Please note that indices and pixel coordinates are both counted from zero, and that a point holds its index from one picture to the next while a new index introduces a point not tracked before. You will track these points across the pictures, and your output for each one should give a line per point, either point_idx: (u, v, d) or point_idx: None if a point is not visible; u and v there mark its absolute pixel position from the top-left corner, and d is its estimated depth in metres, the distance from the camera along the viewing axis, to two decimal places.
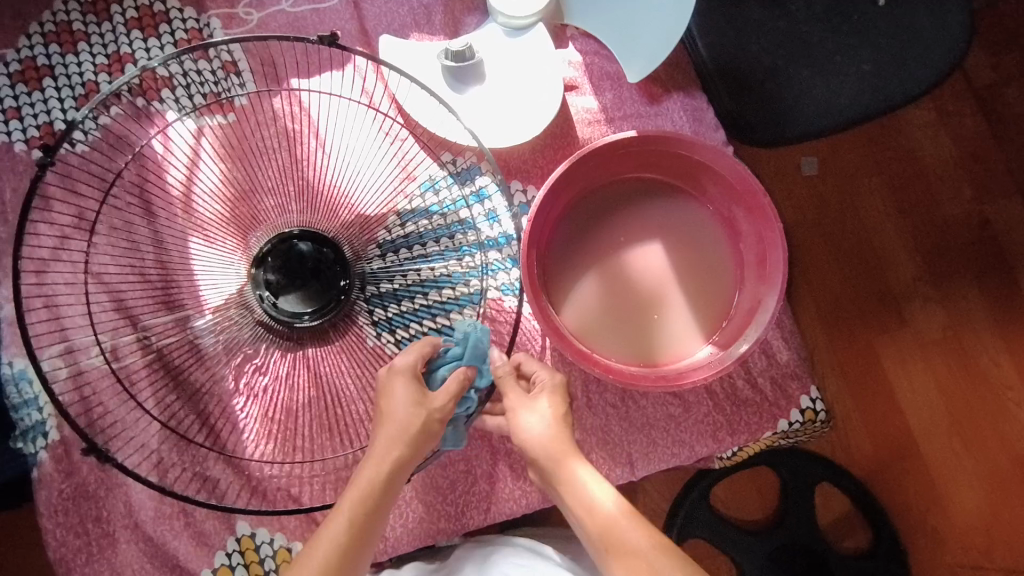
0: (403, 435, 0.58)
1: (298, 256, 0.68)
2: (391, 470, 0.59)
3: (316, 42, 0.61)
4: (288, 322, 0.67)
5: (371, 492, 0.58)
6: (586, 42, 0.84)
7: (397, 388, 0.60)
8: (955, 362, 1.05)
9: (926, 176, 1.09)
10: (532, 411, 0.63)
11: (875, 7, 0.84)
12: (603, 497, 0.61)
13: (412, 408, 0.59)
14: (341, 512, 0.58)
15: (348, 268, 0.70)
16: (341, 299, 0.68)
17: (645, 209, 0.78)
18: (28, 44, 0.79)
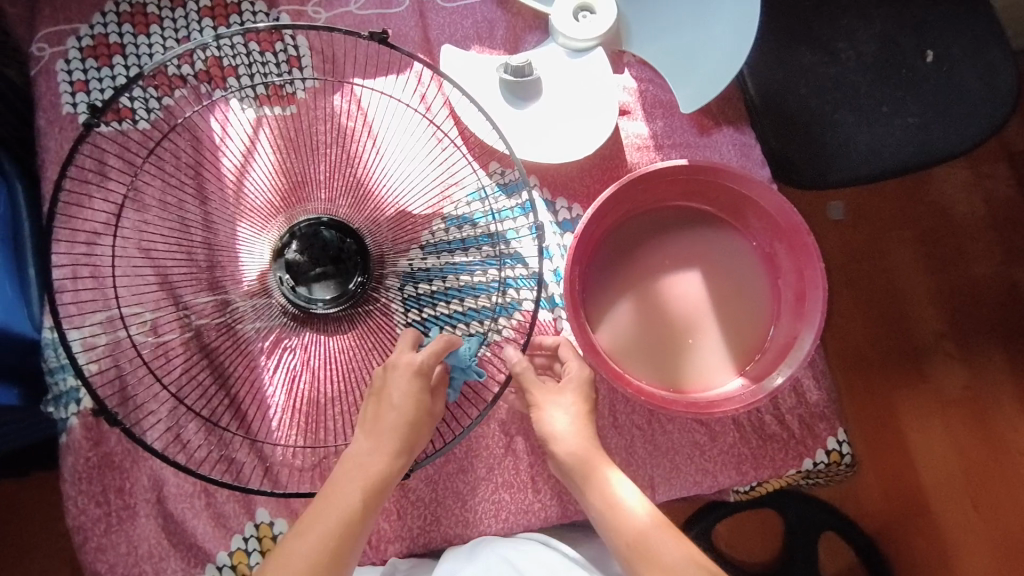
0: (401, 421, 0.60)
1: (321, 242, 0.68)
2: (392, 451, 0.60)
3: (367, 38, 0.62)
4: (306, 307, 0.67)
5: (384, 466, 0.60)
6: (641, 69, 0.85)
7: (399, 381, 0.61)
8: (973, 421, 1.05)
9: (957, 234, 1.10)
10: (557, 405, 0.66)
11: (924, 63, 0.86)
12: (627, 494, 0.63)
13: (410, 397, 0.61)
14: (359, 480, 0.59)
15: (368, 260, 0.69)
16: (358, 290, 0.68)
17: (687, 237, 0.79)
18: (102, 21, 0.81)
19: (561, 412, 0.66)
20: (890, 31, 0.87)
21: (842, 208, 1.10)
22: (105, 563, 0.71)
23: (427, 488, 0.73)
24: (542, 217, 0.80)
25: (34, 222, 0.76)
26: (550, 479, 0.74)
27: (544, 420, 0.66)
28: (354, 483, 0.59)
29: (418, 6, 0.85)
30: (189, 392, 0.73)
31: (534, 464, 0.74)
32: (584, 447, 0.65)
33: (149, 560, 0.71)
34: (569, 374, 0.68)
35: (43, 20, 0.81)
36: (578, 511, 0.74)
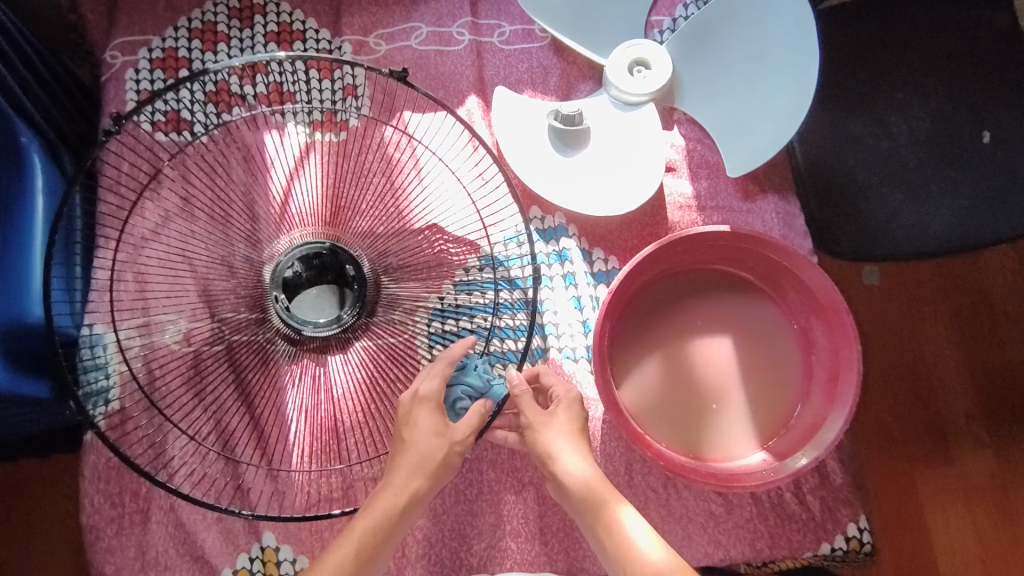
0: (424, 466, 0.60)
1: (321, 266, 0.68)
2: (407, 502, 0.59)
3: (388, 76, 0.64)
4: (298, 330, 0.67)
5: (384, 522, 0.59)
6: (691, 127, 0.86)
7: (421, 418, 0.61)
8: (997, 512, 1.01)
9: (997, 318, 1.08)
10: (556, 429, 0.64)
11: (979, 144, 0.84)
12: (639, 537, 0.59)
13: (434, 438, 0.61)
14: (351, 541, 0.58)
15: (364, 288, 0.68)
16: (352, 317, 0.67)
17: (721, 301, 0.78)
18: (174, 36, 0.85)
19: (561, 437, 0.64)
20: (947, 110, 0.86)
21: (875, 273, 1.08)
22: (112, 565, 0.72)
23: (434, 528, 0.73)
24: (577, 266, 0.81)
25: (87, 221, 0.79)
26: (559, 532, 0.73)
27: (547, 444, 0.63)
28: (345, 547, 0.58)
29: (476, 46, 0.87)
30: (214, 406, 0.75)
31: (544, 516, 0.74)
32: (594, 480, 0.62)
33: (156, 567, 0.72)
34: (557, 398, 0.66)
35: (118, 29, 0.84)
36: (585, 569, 0.73)
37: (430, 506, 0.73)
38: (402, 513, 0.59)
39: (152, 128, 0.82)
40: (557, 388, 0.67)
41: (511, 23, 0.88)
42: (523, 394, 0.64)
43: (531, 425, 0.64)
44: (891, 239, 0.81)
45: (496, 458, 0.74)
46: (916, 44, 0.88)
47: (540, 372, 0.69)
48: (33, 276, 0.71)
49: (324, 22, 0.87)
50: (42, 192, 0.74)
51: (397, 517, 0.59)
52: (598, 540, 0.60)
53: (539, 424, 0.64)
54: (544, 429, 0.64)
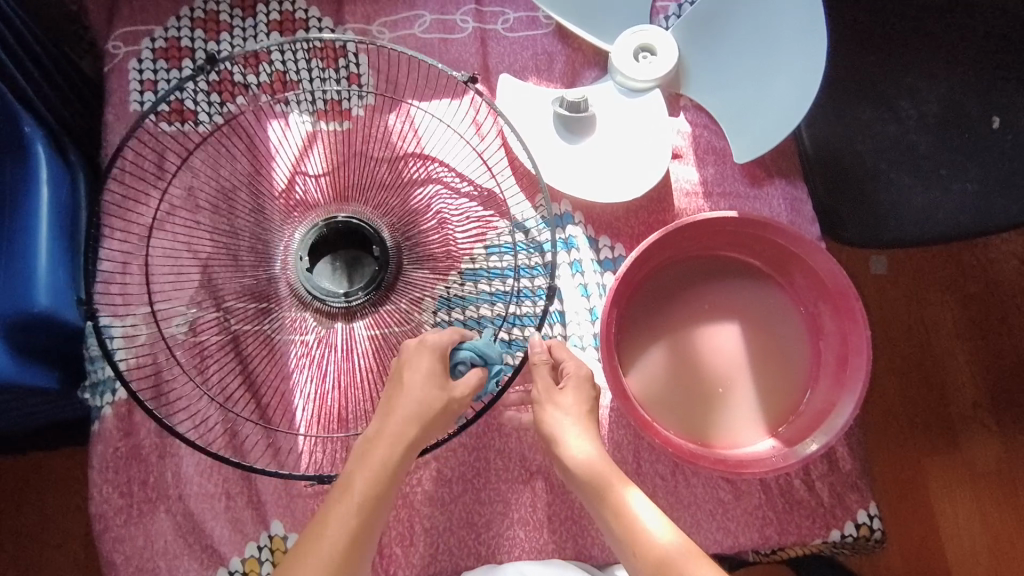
0: (421, 413, 0.58)
1: (351, 241, 0.69)
2: (401, 453, 0.58)
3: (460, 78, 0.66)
4: (315, 298, 0.68)
5: (380, 477, 0.57)
6: (697, 114, 0.85)
7: (421, 363, 0.59)
8: (1005, 498, 1.01)
9: (1007, 303, 1.07)
10: (563, 405, 0.62)
11: (989, 129, 0.83)
12: (646, 519, 0.58)
13: (431, 386, 0.59)
14: (350, 500, 0.56)
15: (384, 272, 0.68)
16: (363, 296, 0.68)
17: (729, 287, 0.77)
18: (176, 25, 0.84)
19: (567, 413, 0.62)
20: (956, 94, 0.85)
21: (884, 260, 1.08)
22: (122, 554, 0.72)
23: (442, 517, 0.73)
24: (584, 254, 0.80)
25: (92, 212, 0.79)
26: (567, 519, 0.73)
27: (552, 423, 0.62)
28: (345, 507, 0.56)
29: (481, 33, 0.87)
30: (220, 395, 0.75)
31: (552, 503, 0.73)
32: (598, 459, 0.60)
33: (164, 556, 0.72)
34: (568, 372, 0.65)
35: (120, 19, 0.84)
36: (592, 556, 0.73)
37: (437, 494, 0.73)
38: (397, 465, 0.58)
39: (155, 118, 0.82)
40: (568, 364, 0.65)
41: (514, 10, 0.87)
42: (538, 363, 0.65)
43: (539, 401, 0.63)
44: (900, 223, 0.81)
45: (504, 447, 0.74)
46: (925, 28, 0.87)
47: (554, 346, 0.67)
48: (39, 265, 0.71)
49: (326, 10, 0.86)
50: (47, 182, 0.74)
51: (392, 469, 0.57)
52: (603, 521, 0.60)
53: (545, 397, 0.64)
54: (549, 405, 0.63)
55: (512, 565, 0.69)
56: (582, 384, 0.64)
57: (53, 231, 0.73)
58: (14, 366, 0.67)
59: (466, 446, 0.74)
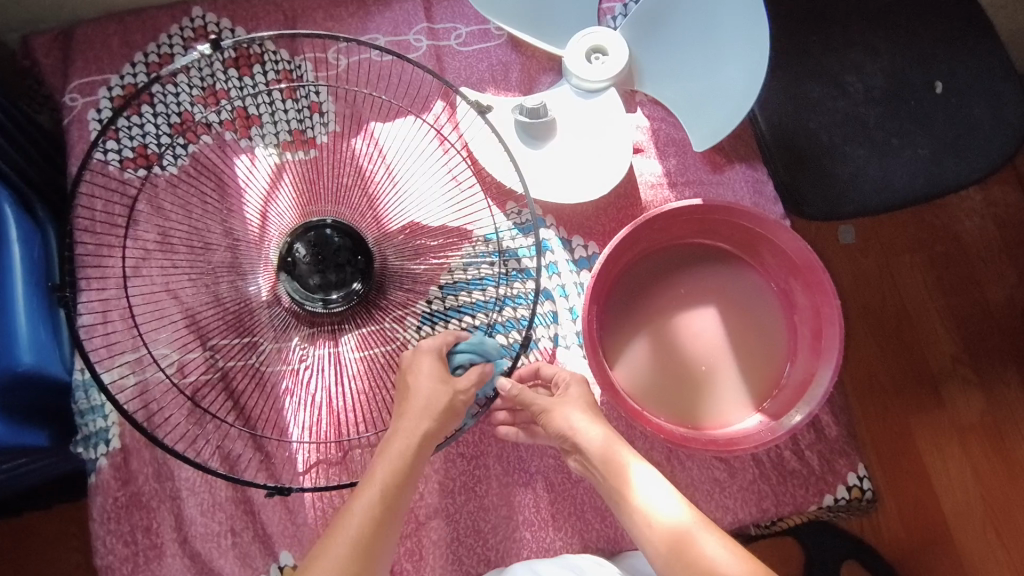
0: (430, 408, 0.60)
1: (332, 246, 0.68)
2: (417, 442, 0.59)
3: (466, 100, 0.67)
4: (296, 303, 0.68)
5: (399, 468, 0.58)
6: (653, 108, 0.88)
7: (423, 366, 0.62)
8: (990, 446, 1.04)
9: (970, 258, 1.11)
10: (571, 406, 0.66)
11: (932, 95, 0.86)
12: (661, 504, 0.60)
13: (437, 384, 0.61)
14: (372, 491, 0.57)
15: (368, 282, 0.69)
16: (343, 304, 0.68)
17: (703, 273, 0.80)
18: (132, 72, 0.85)
19: (576, 413, 0.65)
20: (897, 64, 0.88)
21: (851, 230, 1.11)
22: None
23: (448, 527, 0.74)
24: (558, 255, 0.82)
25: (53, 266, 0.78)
26: (570, 516, 0.75)
27: (566, 420, 0.65)
28: (367, 495, 0.57)
29: (435, 50, 0.88)
30: (216, 433, 0.76)
31: (554, 502, 0.75)
32: (610, 443, 0.63)
33: None
34: (567, 382, 0.69)
35: (76, 71, 0.84)
36: (598, 548, 0.74)
37: (441, 506, 0.74)
38: (413, 457, 0.59)
39: (121, 165, 0.83)
40: (562, 375, 0.70)
41: (466, 25, 0.89)
42: (522, 391, 0.66)
43: (546, 407, 0.66)
44: (857, 194, 0.84)
45: (501, 452, 0.76)
46: (861, 5, 0.91)
47: (542, 365, 0.71)
48: (19, 324, 0.71)
49: (281, 42, 0.87)
50: (18, 242, 0.73)
51: (411, 459, 0.59)
52: (611, 499, 0.62)
53: (551, 404, 0.66)
54: (557, 408, 0.66)
55: (523, 565, 0.68)
56: (583, 391, 0.68)
57: (29, 288, 0.73)
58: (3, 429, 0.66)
59: (464, 455, 0.76)
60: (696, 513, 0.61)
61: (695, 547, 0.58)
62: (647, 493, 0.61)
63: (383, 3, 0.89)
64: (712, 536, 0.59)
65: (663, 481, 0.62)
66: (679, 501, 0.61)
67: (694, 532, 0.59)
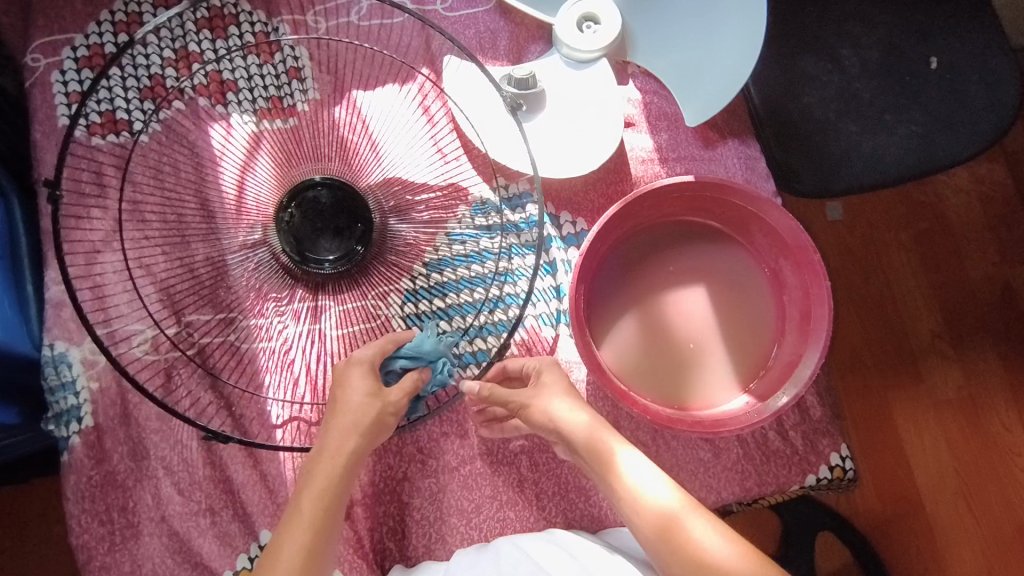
0: (357, 425, 0.59)
1: (327, 208, 0.68)
2: (344, 463, 0.58)
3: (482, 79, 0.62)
4: (296, 264, 0.67)
5: (325, 495, 0.57)
6: (646, 80, 0.84)
7: (353, 379, 0.60)
8: (966, 423, 1.06)
9: (955, 238, 1.11)
10: (548, 395, 0.65)
11: (928, 71, 0.85)
12: (652, 488, 0.60)
13: (366, 399, 0.59)
14: (314, 485, 0.58)
15: (366, 249, 0.69)
16: (335, 267, 0.67)
17: (691, 252, 0.79)
18: (97, 31, 0.80)
19: (555, 401, 0.65)
20: (894, 39, 0.86)
21: (837, 207, 1.11)
22: None
23: (431, 507, 0.73)
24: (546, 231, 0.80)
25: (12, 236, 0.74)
26: (555, 495, 0.74)
27: (545, 411, 0.64)
28: (309, 493, 0.57)
29: (420, 15, 0.85)
30: (193, 413, 0.74)
31: (539, 481, 0.74)
32: (596, 431, 0.63)
33: None
34: (542, 381, 0.67)
35: (37, 30, 0.80)
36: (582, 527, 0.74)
37: (425, 486, 0.73)
38: (339, 481, 0.58)
39: (88, 131, 0.78)
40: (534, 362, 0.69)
41: None
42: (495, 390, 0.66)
43: (525, 402, 0.65)
44: (848, 172, 0.83)
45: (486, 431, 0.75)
46: None
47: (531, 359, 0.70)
48: None
49: (256, 3, 0.83)
50: None
51: (338, 485, 0.58)
52: (599, 483, 0.62)
53: (531, 398, 0.66)
54: (535, 400, 0.65)
55: (509, 540, 0.68)
56: (562, 380, 0.67)
57: None
58: None
59: (448, 435, 0.74)
60: (682, 493, 0.61)
61: (681, 528, 0.58)
62: (634, 477, 0.61)
63: None
64: (697, 515, 0.59)
65: (651, 465, 0.62)
66: (665, 484, 0.61)
67: (679, 512, 0.59)
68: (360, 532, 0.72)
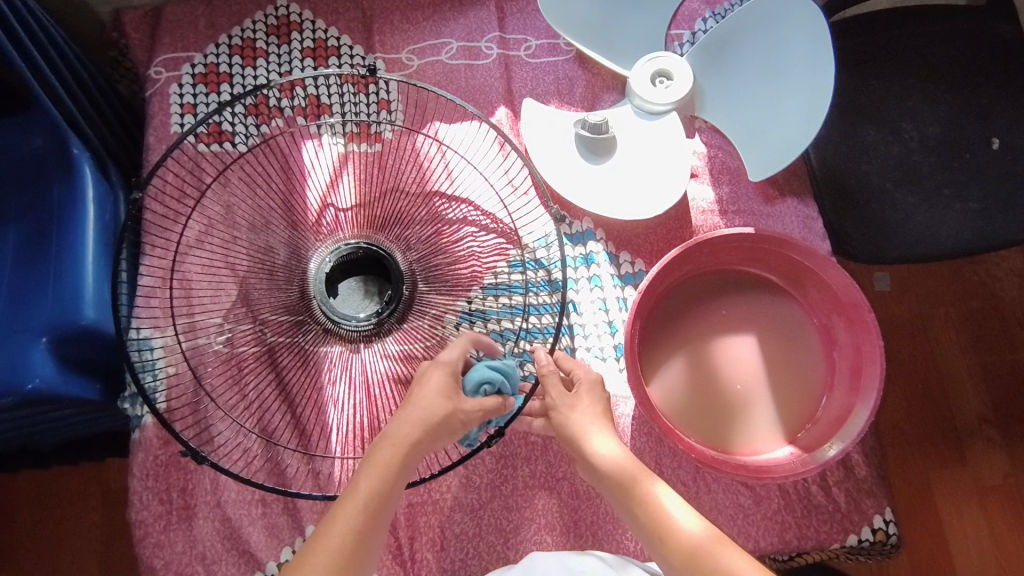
0: (425, 420, 0.59)
1: (364, 265, 0.73)
2: (403, 452, 0.59)
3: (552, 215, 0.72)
4: (333, 322, 0.71)
5: (383, 479, 0.58)
6: (712, 135, 0.89)
7: (433, 377, 0.61)
8: (1012, 511, 1.03)
9: (1007, 318, 1.11)
10: (582, 410, 0.65)
11: (989, 150, 0.87)
12: (678, 514, 0.60)
13: (437, 397, 0.60)
14: (355, 501, 0.57)
15: (397, 309, 0.71)
16: (360, 325, 0.70)
17: (744, 301, 0.81)
18: (215, 52, 0.89)
19: (586, 415, 0.65)
20: (957, 117, 0.89)
21: (887, 277, 1.12)
22: (161, 560, 0.74)
23: (471, 522, 0.75)
24: (604, 269, 0.84)
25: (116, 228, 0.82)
26: (593, 524, 0.75)
27: (575, 424, 0.64)
28: (349, 510, 0.57)
29: (504, 59, 0.92)
30: (257, 406, 0.77)
31: (578, 509, 0.76)
32: (627, 461, 0.62)
33: (202, 561, 0.74)
34: (578, 379, 0.68)
35: (162, 46, 0.89)
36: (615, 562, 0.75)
37: (466, 501, 0.75)
38: (399, 467, 0.58)
39: (195, 139, 0.86)
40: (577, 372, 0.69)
41: (536, 37, 0.92)
42: (551, 373, 0.67)
43: (554, 405, 0.66)
44: (904, 239, 0.84)
45: (531, 454, 0.77)
46: (925, 53, 0.92)
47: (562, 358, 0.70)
48: (85, 280, 0.74)
49: (357, 38, 0.92)
50: (92, 202, 0.78)
51: (396, 471, 0.58)
52: (631, 518, 0.61)
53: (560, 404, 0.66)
54: (568, 412, 0.65)
55: (549, 556, 0.69)
56: (596, 392, 0.67)
57: (98, 247, 0.77)
58: (58, 375, 0.70)
59: (494, 454, 0.77)
60: (713, 531, 0.60)
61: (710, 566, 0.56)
62: (664, 510, 0.60)
63: (458, 11, 0.93)
64: (727, 553, 0.57)
65: (682, 500, 0.62)
66: (695, 518, 0.60)
67: (706, 548, 0.58)
68: (401, 539, 0.74)
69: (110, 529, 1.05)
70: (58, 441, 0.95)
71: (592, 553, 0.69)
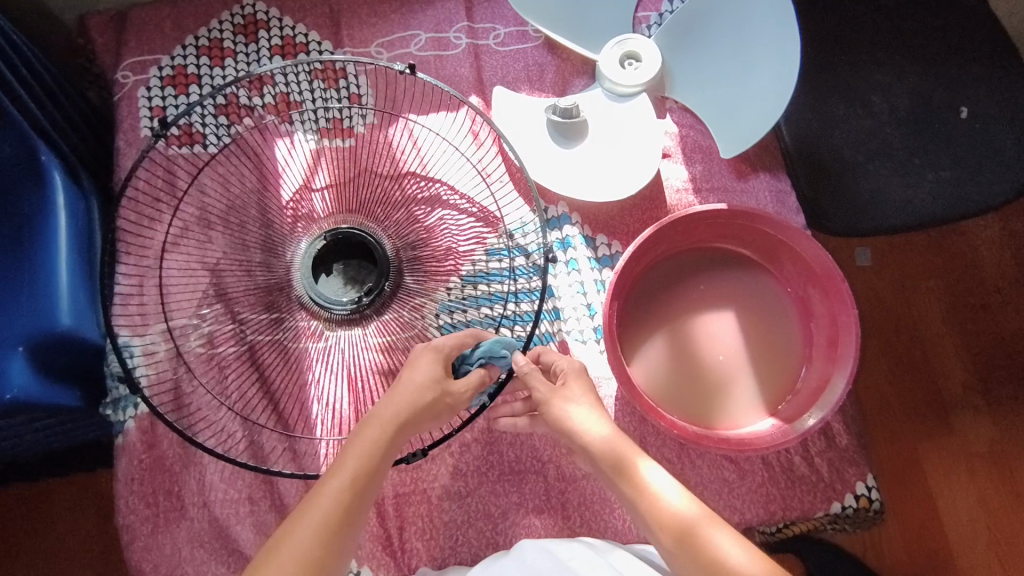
0: (414, 403, 0.60)
1: (352, 251, 0.73)
2: (392, 432, 0.59)
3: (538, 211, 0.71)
4: (316, 306, 0.71)
5: (371, 454, 0.58)
6: (683, 115, 0.90)
7: (422, 362, 0.62)
8: (1000, 479, 1.05)
9: (985, 287, 1.12)
10: (570, 397, 0.65)
11: (958, 119, 0.88)
12: (668, 492, 0.61)
13: (425, 384, 0.61)
14: (342, 471, 0.57)
15: (377, 298, 0.71)
16: (344, 310, 0.71)
17: (722, 277, 0.82)
18: (182, 53, 0.88)
19: (579, 405, 0.64)
20: (925, 88, 0.90)
21: (867, 253, 1.13)
22: (150, 563, 0.74)
23: (460, 510, 0.75)
24: (581, 252, 0.84)
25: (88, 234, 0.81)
26: (580, 505, 0.76)
27: (562, 413, 0.64)
28: (336, 482, 0.57)
29: (474, 48, 0.92)
30: (240, 404, 0.77)
31: (567, 491, 0.76)
32: (616, 439, 0.63)
33: (191, 562, 0.74)
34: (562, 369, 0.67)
35: (129, 50, 0.88)
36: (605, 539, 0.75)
37: (455, 489, 0.76)
38: (387, 444, 0.59)
39: (166, 142, 0.85)
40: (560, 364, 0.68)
41: (505, 26, 0.92)
42: (530, 373, 0.65)
43: (542, 400, 0.65)
44: (877, 211, 0.85)
45: (515, 440, 0.77)
46: (890, 27, 0.93)
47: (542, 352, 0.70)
48: (60, 289, 0.73)
49: (325, 33, 0.91)
50: (64, 209, 0.77)
51: (384, 449, 0.59)
52: (624, 495, 0.62)
53: (545, 397, 0.65)
54: (554, 402, 0.65)
55: (535, 545, 0.69)
56: (576, 375, 0.67)
57: (72, 254, 0.76)
58: (35, 383, 0.69)
59: (479, 441, 0.77)
60: (703, 506, 0.61)
61: (699, 540, 0.58)
62: (653, 489, 0.61)
63: (425, 2, 0.93)
64: (715, 527, 0.59)
65: (672, 476, 0.62)
66: (685, 494, 0.61)
67: (697, 523, 0.59)
68: (390, 529, 0.74)
69: (103, 539, 1.05)
70: (45, 451, 0.95)
71: (586, 540, 0.70)
